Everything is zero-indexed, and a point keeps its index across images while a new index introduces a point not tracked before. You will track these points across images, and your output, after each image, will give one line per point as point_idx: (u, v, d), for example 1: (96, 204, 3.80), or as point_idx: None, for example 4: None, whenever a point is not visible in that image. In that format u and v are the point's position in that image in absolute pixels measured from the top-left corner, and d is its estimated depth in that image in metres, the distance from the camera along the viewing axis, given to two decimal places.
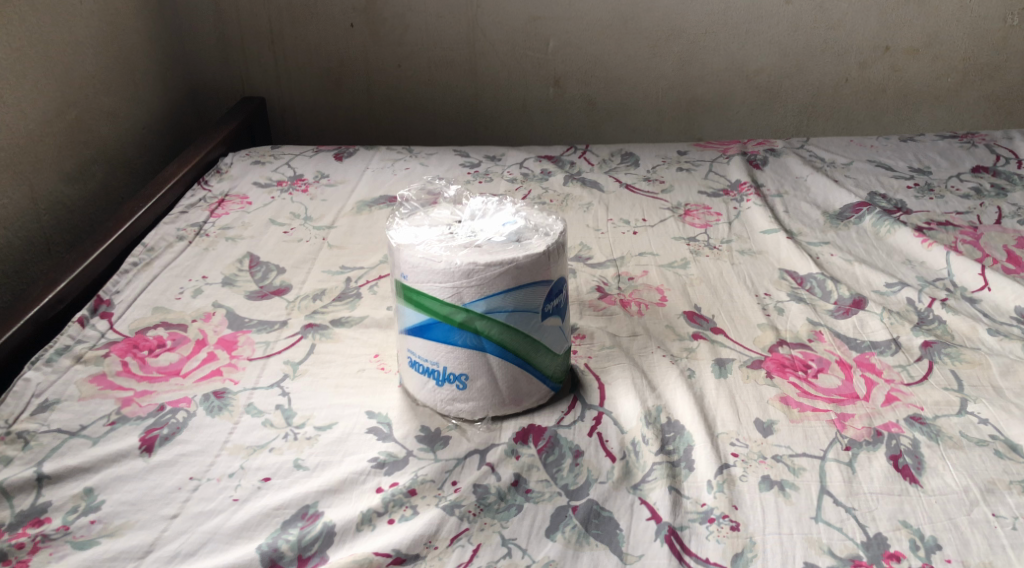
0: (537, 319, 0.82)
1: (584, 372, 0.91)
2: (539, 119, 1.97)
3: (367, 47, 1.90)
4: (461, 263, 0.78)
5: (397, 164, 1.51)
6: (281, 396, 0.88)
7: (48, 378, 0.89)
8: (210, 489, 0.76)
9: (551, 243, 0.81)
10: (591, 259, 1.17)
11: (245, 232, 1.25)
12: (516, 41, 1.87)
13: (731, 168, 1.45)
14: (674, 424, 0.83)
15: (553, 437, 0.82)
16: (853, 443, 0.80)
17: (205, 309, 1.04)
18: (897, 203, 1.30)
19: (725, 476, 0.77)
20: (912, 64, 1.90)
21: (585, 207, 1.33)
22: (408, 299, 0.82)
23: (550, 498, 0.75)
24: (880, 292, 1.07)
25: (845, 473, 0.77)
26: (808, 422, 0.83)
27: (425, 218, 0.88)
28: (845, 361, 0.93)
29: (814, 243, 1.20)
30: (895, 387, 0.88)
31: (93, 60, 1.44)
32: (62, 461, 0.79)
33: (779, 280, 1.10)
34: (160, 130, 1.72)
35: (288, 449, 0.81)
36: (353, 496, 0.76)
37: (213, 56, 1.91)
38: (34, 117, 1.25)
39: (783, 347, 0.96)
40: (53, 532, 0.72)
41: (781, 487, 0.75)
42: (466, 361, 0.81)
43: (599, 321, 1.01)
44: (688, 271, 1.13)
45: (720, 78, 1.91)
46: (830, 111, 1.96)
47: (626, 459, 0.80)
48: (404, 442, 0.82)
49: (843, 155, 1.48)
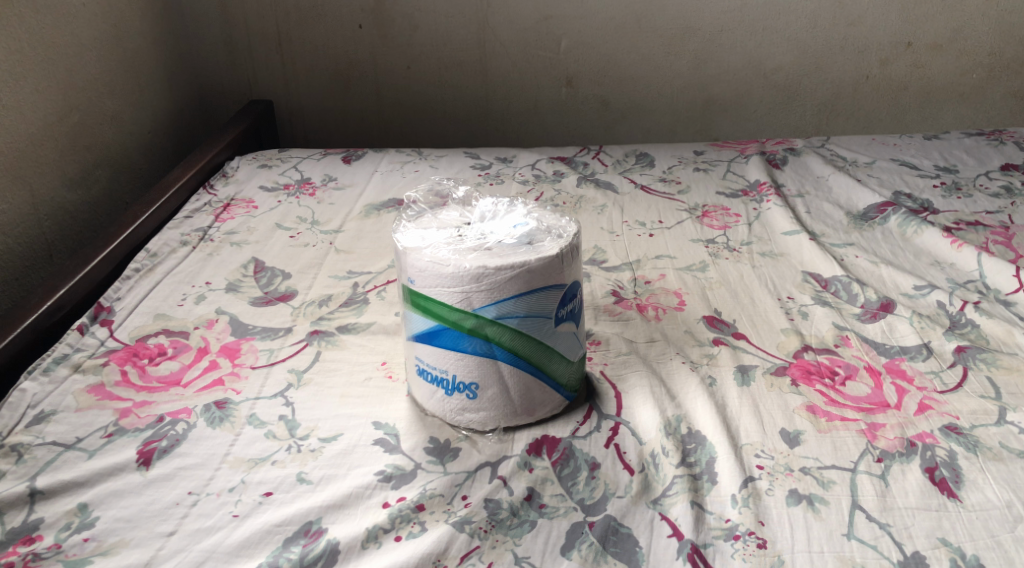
0: (551, 325, 0.78)
1: (600, 380, 0.88)
2: (551, 120, 1.94)
3: (376, 49, 1.87)
4: (471, 266, 0.74)
5: (406, 166, 1.48)
6: (284, 406, 0.85)
7: (45, 388, 0.86)
8: (209, 505, 0.73)
9: (565, 245, 0.78)
10: (606, 262, 1.13)
11: (251, 236, 1.22)
12: (527, 40, 1.84)
13: (750, 168, 1.41)
14: (696, 435, 0.79)
15: (567, 448, 0.78)
16: (885, 454, 0.76)
17: (208, 316, 1.01)
18: (923, 203, 1.25)
19: (750, 490, 0.73)
20: (935, 60, 1.85)
21: (599, 209, 1.29)
22: (415, 305, 0.78)
23: (566, 514, 0.72)
24: (909, 295, 1.02)
25: (878, 487, 0.72)
26: (837, 433, 0.79)
27: (432, 221, 0.84)
28: (873, 368, 0.89)
29: (839, 245, 1.16)
30: (927, 394, 0.84)
31: (96, 63, 1.42)
32: (57, 475, 0.76)
33: (802, 283, 1.06)
34: (166, 135, 1.70)
35: (291, 463, 0.78)
36: (358, 512, 0.72)
37: (220, 60, 1.89)
38: (35, 121, 1.23)
39: (808, 352, 0.92)
40: (44, 550, 0.69)
41: (810, 502, 0.71)
42: (477, 370, 0.77)
43: (614, 327, 0.98)
44: (707, 275, 1.09)
45: (737, 77, 1.87)
46: (850, 109, 1.91)
47: (644, 472, 0.76)
48: (412, 454, 0.78)
49: (866, 154, 1.44)
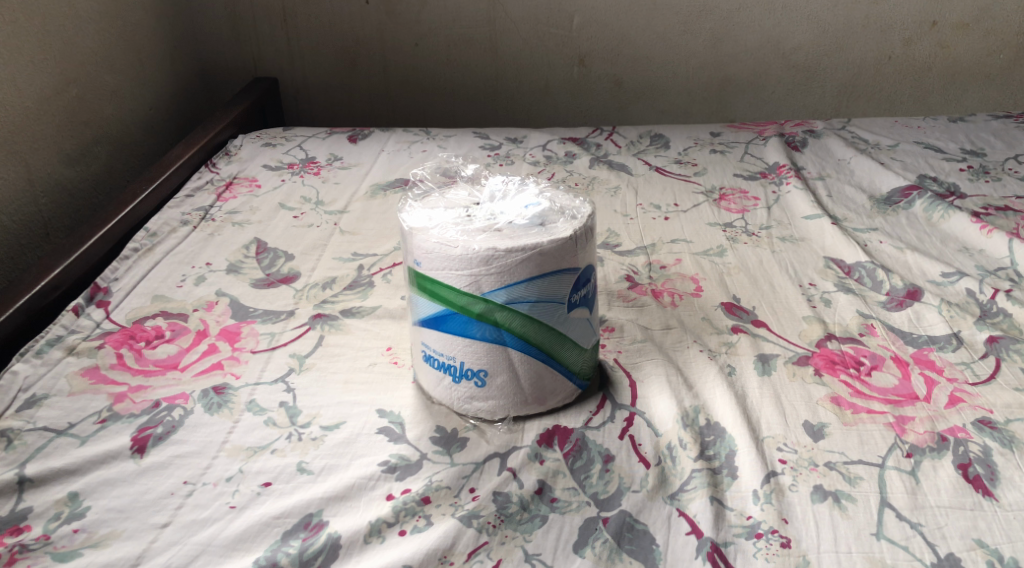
0: (563, 311, 0.75)
1: (614, 368, 0.84)
2: (563, 100, 1.89)
3: (383, 26, 1.82)
4: (480, 248, 0.70)
5: (414, 146, 1.44)
6: (285, 392, 0.82)
7: (38, 371, 0.83)
8: (206, 495, 0.70)
9: (579, 226, 0.74)
10: (619, 246, 1.09)
11: (253, 217, 1.18)
12: (539, 17, 1.79)
13: (768, 150, 1.36)
14: (715, 426, 0.76)
15: (580, 439, 0.75)
16: (915, 449, 0.72)
17: (208, 298, 0.98)
18: (950, 187, 1.21)
19: (773, 486, 0.69)
20: (961, 40, 1.79)
21: (612, 191, 1.25)
22: (422, 289, 0.75)
23: (578, 509, 0.68)
24: (936, 283, 0.98)
25: (908, 483, 0.69)
26: (863, 425, 0.75)
27: (439, 200, 0.81)
28: (900, 358, 0.85)
29: (861, 229, 1.12)
30: (959, 386, 0.80)
31: (95, 38, 1.38)
32: (47, 462, 0.73)
33: (824, 269, 1.02)
34: (168, 114, 1.67)
35: (292, 452, 0.74)
36: (362, 504, 0.69)
37: (223, 34, 1.85)
38: (31, 96, 1.19)
39: (831, 341, 0.88)
40: (32, 541, 0.66)
41: (836, 499, 0.68)
42: (486, 356, 0.74)
43: (628, 314, 0.94)
44: (725, 260, 1.05)
45: (755, 56, 1.82)
46: (871, 91, 1.86)
47: (661, 466, 0.72)
48: (418, 444, 0.75)
49: (889, 136, 1.39)
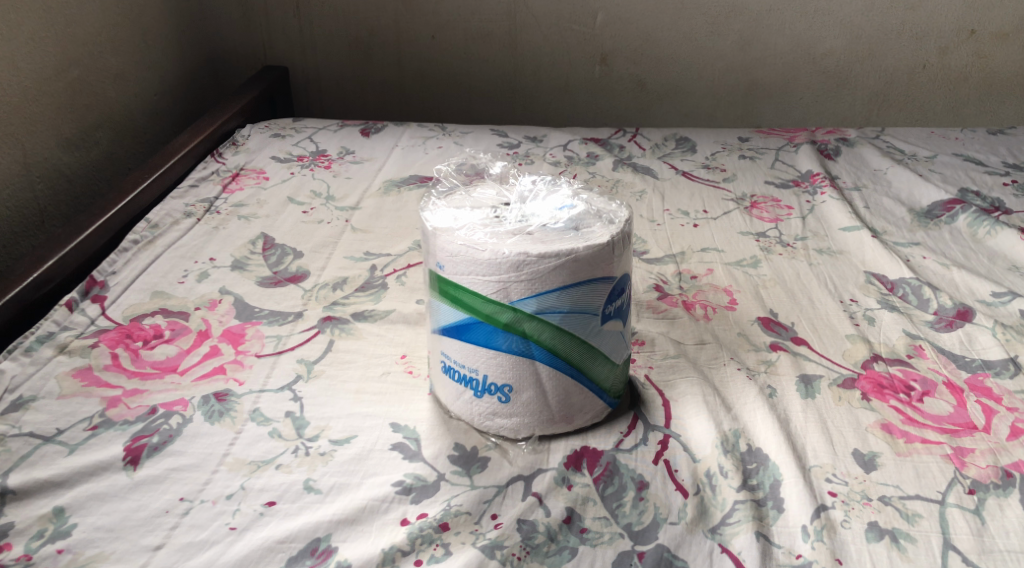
0: (596, 324, 0.69)
1: (645, 386, 0.78)
2: (583, 99, 1.83)
3: (399, 16, 1.77)
4: (510, 253, 0.64)
5: (429, 142, 1.38)
6: (292, 401, 0.76)
7: (26, 370, 0.77)
8: (203, 514, 0.64)
9: (617, 232, 0.68)
10: (647, 253, 1.03)
11: (260, 210, 1.12)
12: (561, 13, 1.73)
13: (800, 158, 1.30)
14: (757, 453, 0.70)
15: (611, 463, 0.69)
16: (977, 485, 0.67)
17: (211, 295, 0.92)
18: (994, 202, 1.15)
19: (824, 521, 0.63)
20: (999, 50, 1.73)
21: (637, 195, 1.19)
22: (444, 294, 0.69)
23: (610, 541, 0.63)
24: (987, 303, 0.92)
25: (972, 524, 0.63)
26: (919, 457, 0.69)
27: (465, 199, 0.75)
28: (954, 384, 0.79)
29: (903, 244, 1.06)
30: (1020, 417, 0.74)
31: (99, 18, 1.32)
32: (32, 473, 0.67)
33: (866, 285, 0.96)
34: (173, 100, 1.61)
35: (298, 468, 0.68)
36: (374, 530, 0.63)
37: (232, 20, 1.79)
38: (29, 75, 1.13)
39: (878, 363, 0.82)
40: (12, 562, 0.60)
41: (894, 538, 0.62)
42: (511, 370, 0.68)
43: (659, 326, 0.88)
44: (760, 271, 0.99)
45: (783, 60, 1.76)
46: (903, 100, 1.80)
47: (700, 495, 0.66)
48: (435, 462, 0.69)
49: (926, 147, 1.33)
